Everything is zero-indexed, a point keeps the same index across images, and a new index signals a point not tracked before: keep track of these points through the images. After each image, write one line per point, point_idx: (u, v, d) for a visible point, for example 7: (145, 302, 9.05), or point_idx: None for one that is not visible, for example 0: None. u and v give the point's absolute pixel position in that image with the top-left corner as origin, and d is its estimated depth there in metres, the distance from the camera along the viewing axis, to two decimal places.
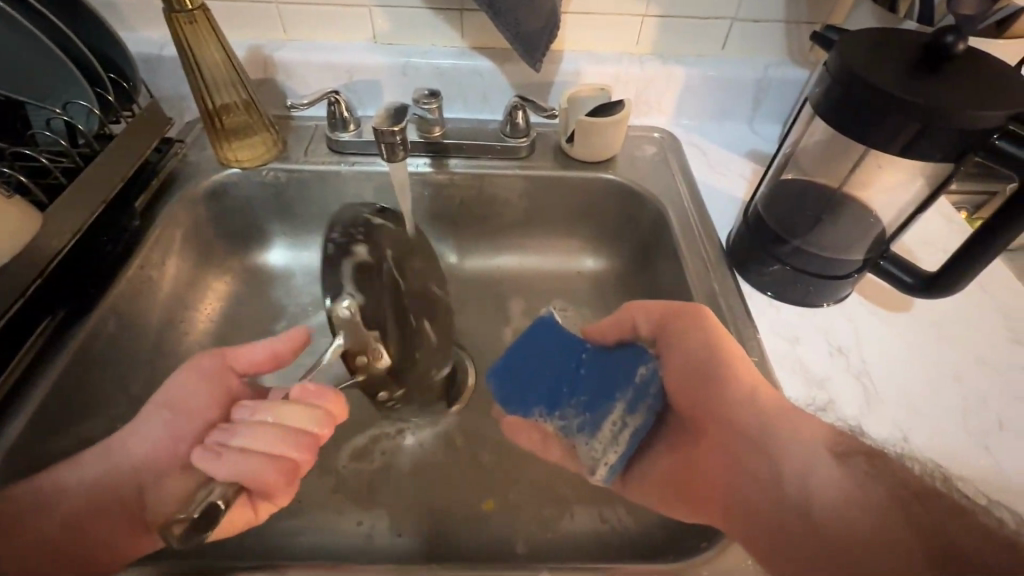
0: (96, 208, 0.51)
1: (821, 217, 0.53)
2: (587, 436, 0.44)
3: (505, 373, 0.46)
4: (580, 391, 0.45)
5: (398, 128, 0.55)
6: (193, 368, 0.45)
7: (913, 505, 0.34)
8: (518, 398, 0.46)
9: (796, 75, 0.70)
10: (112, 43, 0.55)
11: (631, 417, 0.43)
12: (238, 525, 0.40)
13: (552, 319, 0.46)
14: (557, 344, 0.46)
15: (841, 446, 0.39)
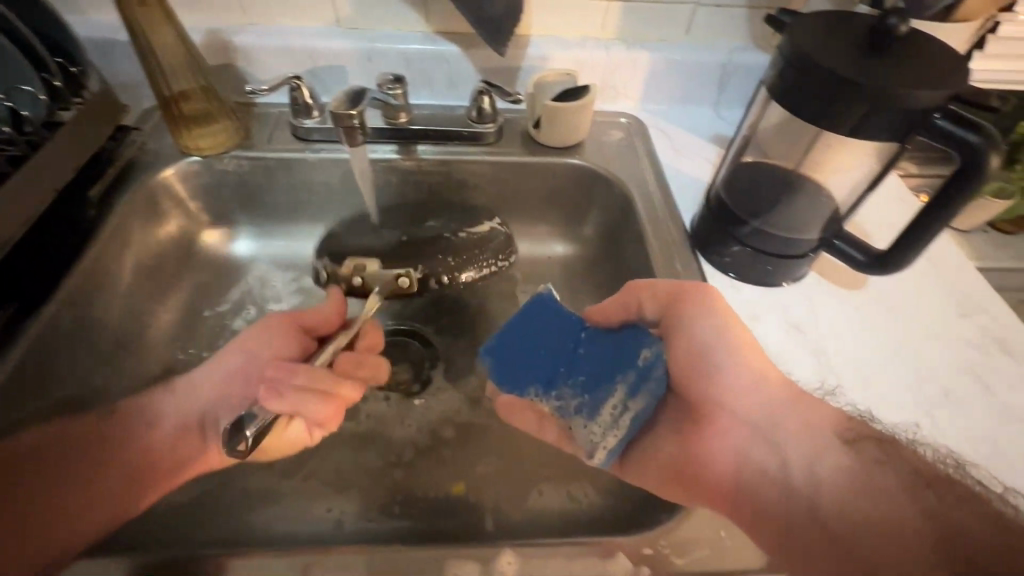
0: (47, 197, 0.49)
1: (781, 198, 0.54)
2: (586, 419, 0.45)
3: (500, 351, 0.47)
4: (578, 373, 0.46)
5: (355, 111, 0.54)
6: (266, 327, 0.54)
7: (929, 500, 0.35)
8: (512, 380, 0.47)
9: (758, 60, 0.71)
10: (57, 25, 0.52)
11: (634, 401, 0.44)
12: (285, 447, 0.49)
13: (550, 297, 0.48)
14: (555, 323, 0.47)
15: (851, 436, 0.40)
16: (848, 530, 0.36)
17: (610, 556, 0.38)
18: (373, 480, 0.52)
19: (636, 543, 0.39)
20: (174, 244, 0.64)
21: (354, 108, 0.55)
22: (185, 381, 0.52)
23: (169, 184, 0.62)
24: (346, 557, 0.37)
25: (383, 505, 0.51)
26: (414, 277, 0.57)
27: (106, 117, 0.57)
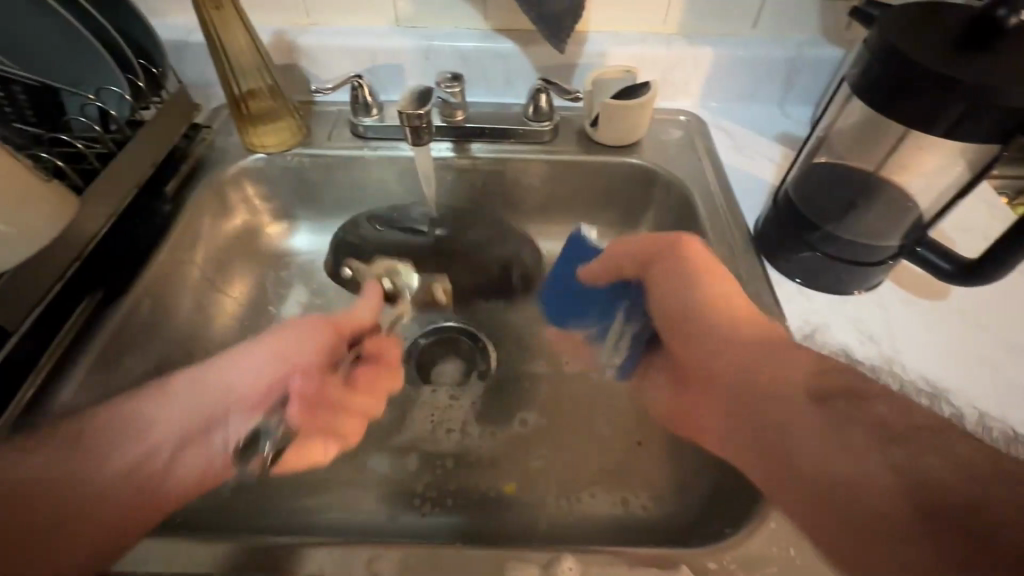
0: (130, 192, 0.52)
1: (856, 202, 0.51)
2: (600, 338, 0.58)
3: (552, 299, 0.61)
4: (595, 304, 0.57)
5: (423, 111, 0.56)
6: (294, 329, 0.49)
7: (892, 446, 0.33)
8: (558, 313, 0.61)
9: (831, 54, 0.68)
10: (142, 27, 0.55)
11: (631, 322, 0.54)
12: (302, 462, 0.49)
13: (580, 233, 0.59)
14: (580, 253, 0.59)
15: (819, 389, 0.37)
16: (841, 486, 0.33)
17: (675, 568, 0.37)
18: (428, 474, 0.53)
19: (701, 557, 0.38)
20: (239, 237, 0.66)
21: (423, 107, 0.57)
22: (173, 413, 0.43)
23: (236, 180, 0.65)
24: (410, 550, 0.38)
25: (438, 501, 0.51)
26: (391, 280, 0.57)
27: (181, 116, 0.59)
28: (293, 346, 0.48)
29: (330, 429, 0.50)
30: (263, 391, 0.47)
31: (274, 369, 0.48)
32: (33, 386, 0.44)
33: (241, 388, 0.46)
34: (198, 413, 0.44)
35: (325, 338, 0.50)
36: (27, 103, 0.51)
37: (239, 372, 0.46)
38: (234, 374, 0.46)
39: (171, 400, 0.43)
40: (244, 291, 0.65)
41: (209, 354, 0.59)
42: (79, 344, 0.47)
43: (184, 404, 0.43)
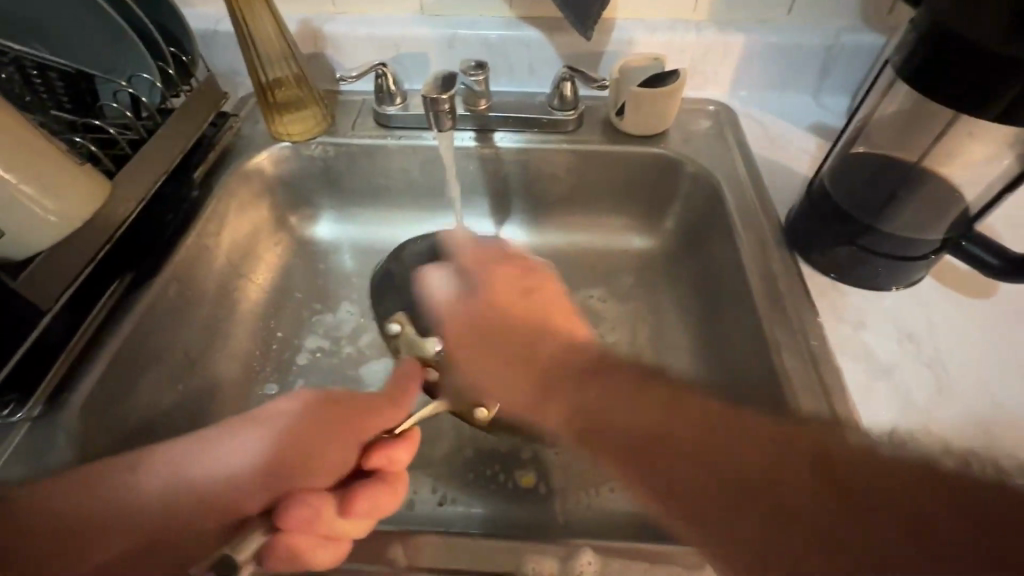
0: (158, 177, 0.53)
1: (897, 193, 0.49)
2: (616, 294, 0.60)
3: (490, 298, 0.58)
4: None
5: (447, 95, 0.56)
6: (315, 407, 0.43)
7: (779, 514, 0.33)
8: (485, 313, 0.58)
9: (870, 40, 0.65)
10: (173, 15, 0.56)
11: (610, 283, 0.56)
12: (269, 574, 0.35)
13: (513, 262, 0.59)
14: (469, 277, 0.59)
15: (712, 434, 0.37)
16: (777, 495, 0.34)
17: (696, 568, 0.36)
18: (446, 463, 0.53)
19: None
20: (264, 225, 0.67)
21: (446, 93, 0.57)
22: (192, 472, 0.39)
23: (262, 169, 0.65)
24: (428, 540, 0.38)
25: (457, 491, 0.51)
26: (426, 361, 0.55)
27: (210, 104, 0.60)
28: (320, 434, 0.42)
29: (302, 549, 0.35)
30: (265, 479, 0.40)
31: (281, 452, 0.41)
32: (65, 363, 0.46)
33: (241, 476, 0.39)
34: (189, 489, 0.38)
35: (354, 442, 0.43)
36: (63, 91, 0.53)
37: (241, 453, 0.40)
38: (234, 451, 0.40)
39: (165, 463, 0.39)
40: (268, 278, 0.66)
41: (234, 340, 0.60)
42: (109, 326, 0.49)
43: (176, 477, 0.39)
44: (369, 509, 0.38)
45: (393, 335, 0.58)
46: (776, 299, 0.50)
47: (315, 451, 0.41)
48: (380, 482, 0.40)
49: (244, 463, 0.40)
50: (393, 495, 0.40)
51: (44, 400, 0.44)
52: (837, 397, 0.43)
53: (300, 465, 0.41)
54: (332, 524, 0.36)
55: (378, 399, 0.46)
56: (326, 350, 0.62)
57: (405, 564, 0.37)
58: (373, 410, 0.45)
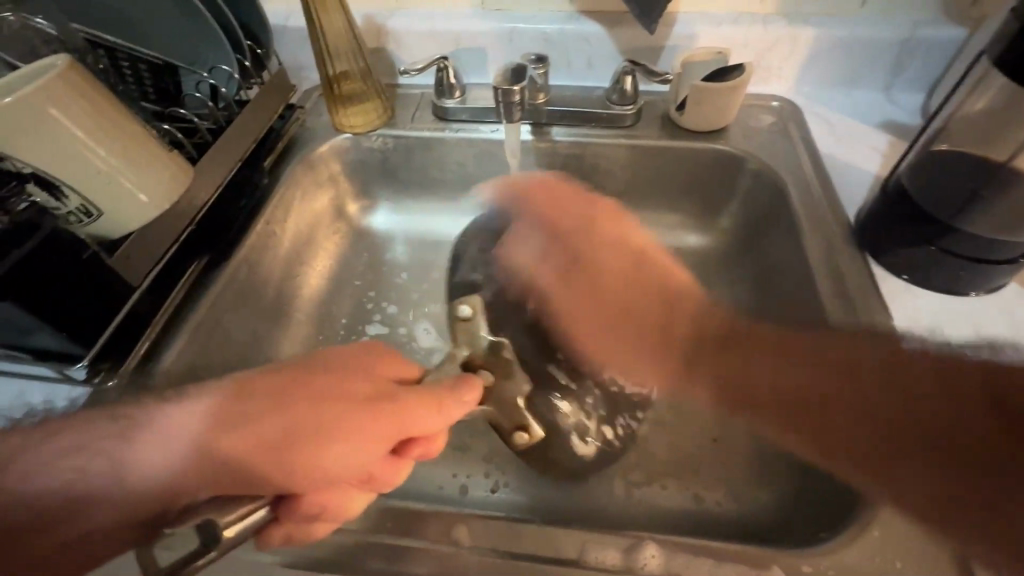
0: (233, 165, 0.56)
1: (981, 193, 0.46)
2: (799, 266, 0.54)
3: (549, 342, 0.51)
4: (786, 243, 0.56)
5: (516, 88, 0.58)
6: (309, 393, 0.37)
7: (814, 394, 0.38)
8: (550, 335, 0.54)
9: (951, 34, 0.61)
10: (255, 14, 0.59)
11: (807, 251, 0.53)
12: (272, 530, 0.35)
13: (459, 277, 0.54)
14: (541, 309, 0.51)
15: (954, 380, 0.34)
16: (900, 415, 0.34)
17: (766, 569, 0.35)
18: (496, 445, 0.53)
19: (793, 558, 0.35)
20: (325, 214, 0.69)
21: (516, 84, 0.59)
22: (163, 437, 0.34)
23: (325, 159, 0.68)
24: (492, 523, 0.39)
25: (508, 477, 0.52)
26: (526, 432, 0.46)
27: (279, 96, 0.63)
28: (318, 417, 0.36)
29: (296, 515, 0.36)
30: (259, 459, 0.34)
31: (282, 425, 0.36)
32: (150, 337, 0.49)
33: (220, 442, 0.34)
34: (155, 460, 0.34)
35: (385, 441, 0.38)
36: (149, 80, 0.56)
37: (212, 423, 0.35)
38: (238, 417, 0.35)
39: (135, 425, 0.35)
40: (328, 265, 0.68)
41: (295, 323, 0.62)
42: (188, 302, 0.51)
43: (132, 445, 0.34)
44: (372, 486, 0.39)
45: (460, 319, 0.49)
46: (845, 300, 0.48)
47: (331, 436, 0.36)
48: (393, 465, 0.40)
49: (234, 440, 0.35)
50: (404, 470, 0.40)
51: (131, 370, 0.47)
52: None
53: (293, 446, 0.35)
54: (327, 501, 0.36)
55: (428, 397, 0.40)
56: (380, 336, 0.64)
57: (469, 544, 0.38)
58: (421, 409, 0.39)
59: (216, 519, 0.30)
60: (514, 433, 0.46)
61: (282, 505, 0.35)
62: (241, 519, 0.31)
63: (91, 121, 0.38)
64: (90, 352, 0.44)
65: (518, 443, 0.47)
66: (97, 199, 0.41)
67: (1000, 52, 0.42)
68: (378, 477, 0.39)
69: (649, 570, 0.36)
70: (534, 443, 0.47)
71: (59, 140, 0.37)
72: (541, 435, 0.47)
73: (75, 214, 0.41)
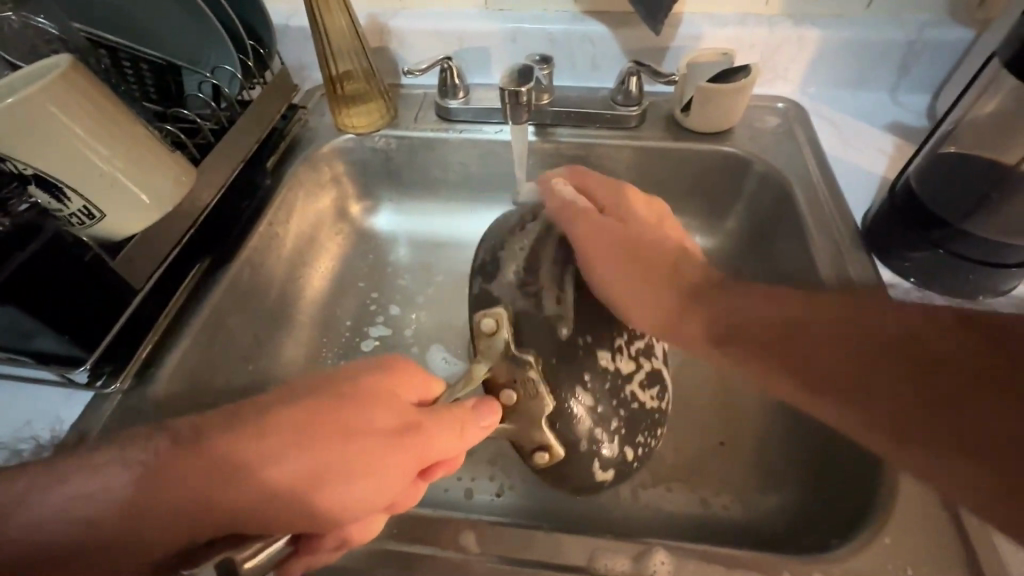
0: (236, 166, 0.55)
1: (992, 195, 0.45)
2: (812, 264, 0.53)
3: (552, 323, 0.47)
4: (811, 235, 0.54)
5: (524, 88, 0.57)
6: (322, 421, 0.35)
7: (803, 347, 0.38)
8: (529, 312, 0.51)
9: (958, 35, 0.61)
10: (259, 14, 0.58)
11: (816, 248, 0.53)
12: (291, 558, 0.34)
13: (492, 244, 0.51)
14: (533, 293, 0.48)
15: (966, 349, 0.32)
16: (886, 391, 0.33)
17: None
18: (500, 448, 0.53)
19: (804, 565, 0.35)
20: (327, 215, 0.69)
21: (524, 85, 0.58)
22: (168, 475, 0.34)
23: (327, 159, 0.67)
24: (500, 528, 0.39)
25: (513, 481, 0.51)
26: (552, 452, 0.43)
27: (281, 96, 0.62)
28: (339, 452, 0.35)
29: (316, 542, 0.35)
30: (282, 496, 0.34)
31: (307, 463, 0.35)
32: (152, 340, 0.48)
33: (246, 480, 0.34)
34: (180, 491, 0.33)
35: (407, 473, 0.37)
36: (150, 80, 0.56)
37: (235, 460, 0.34)
38: (261, 456, 0.34)
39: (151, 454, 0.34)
40: (330, 266, 0.68)
41: (298, 325, 0.62)
42: (192, 304, 0.51)
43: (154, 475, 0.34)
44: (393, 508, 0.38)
45: (482, 333, 0.42)
46: None
47: (353, 470, 0.35)
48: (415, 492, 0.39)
49: (263, 477, 0.34)
50: (419, 493, 0.40)
51: (134, 375, 0.46)
52: None
53: (313, 483, 0.34)
54: (352, 531, 0.36)
55: (452, 427, 0.38)
56: (383, 338, 0.64)
57: (477, 550, 0.37)
58: (445, 436, 0.37)
59: (232, 556, 0.29)
60: (534, 452, 0.43)
61: (303, 538, 0.35)
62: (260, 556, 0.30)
63: (94, 122, 0.38)
64: (93, 356, 0.43)
65: (537, 462, 0.44)
66: (99, 201, 0.40)
67: (1011, 54, 0.41)
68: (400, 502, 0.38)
69: None
70: (553, 465, 0.44)
71: (62, 140, 0.37)
72: (563, 455, 0.43)
73: (76, 216, 0.40)
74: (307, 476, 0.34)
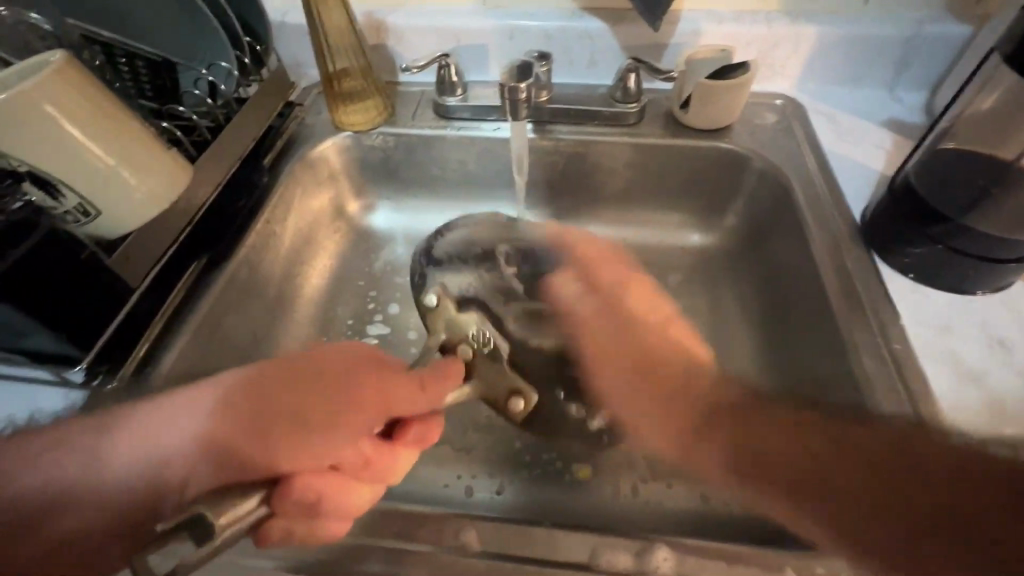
0: (233, 163, 0.55)
1: (992, 190, 0.45)
2: (812, 261, 0.53)
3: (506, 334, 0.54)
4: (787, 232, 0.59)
5: (524, 84, 0.57)
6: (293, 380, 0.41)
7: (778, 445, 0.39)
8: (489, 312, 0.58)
9: (955, 31, 0.61)
10: (256, 11, 0.58)
11: (816, 246, 0.53)
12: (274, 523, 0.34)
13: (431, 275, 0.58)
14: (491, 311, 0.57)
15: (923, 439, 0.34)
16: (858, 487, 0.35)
17: (778, 572, 0.35)
18: (500, 447, 0.53)
19: (807, 560, 0.35)
20: (325, 213, 0.68)
21: (523, 81, 0.57)
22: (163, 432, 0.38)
23: (325, 157, 0.67)
24: (500, 525, 0.38)
25: (513, 480, 0.51)
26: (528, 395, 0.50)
27: (278, 94, 0.62)
28: (313, 404, 0.40)
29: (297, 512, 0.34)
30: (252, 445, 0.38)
31: (277, 408, 0.40)
32: (149, 337, 0.48)
33: (239, 441, 0.38)
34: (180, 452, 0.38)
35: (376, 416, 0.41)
36: (145, 76, 0.55)
37: (232, 422, 0.39)
38: (234, 407, 0.39)
39: (143, 420, 0.38)
40: (327, 265, 0.67)
41: (296, 324, 0.62)
42: (188, 302, 0.51)
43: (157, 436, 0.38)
44: (368, 479, 0.39)
45: (431, 308, 0.51)
46: (854, 299, 0.48)
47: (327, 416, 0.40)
48: (396, 460, 0.41)
49: (236, 425, 0.39)
50: (402, 456, 0.42)
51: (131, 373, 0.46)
52: (922, 403, 0.42)
53: (283, 424, 0.39)
54: (334, 500, 0.36)
55: (412, 380, 0.42)
56: (382, 337, 0.63)
57: (478, 548, 0.37)
58: (407, 387, 0.42)
59: (212, 515, 0.28)
60: (510, 400, 0.50)
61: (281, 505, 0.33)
62: (231, 526, 0.29)
63: (89, 117, 0.38)
64: (88, 354, 0.43)
65: (515, 410, 0.50)
66: (95, 198, 0.40)
67: (1010, 49, 0.42)
68: (375, 465, 0.40)
69: (660, 573, 0.36)
70: (529, 409, 0.50)
71: (53, 139, 0.36)
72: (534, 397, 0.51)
73: (72, 214, 0.40)
74: (280, 424, 0.39)
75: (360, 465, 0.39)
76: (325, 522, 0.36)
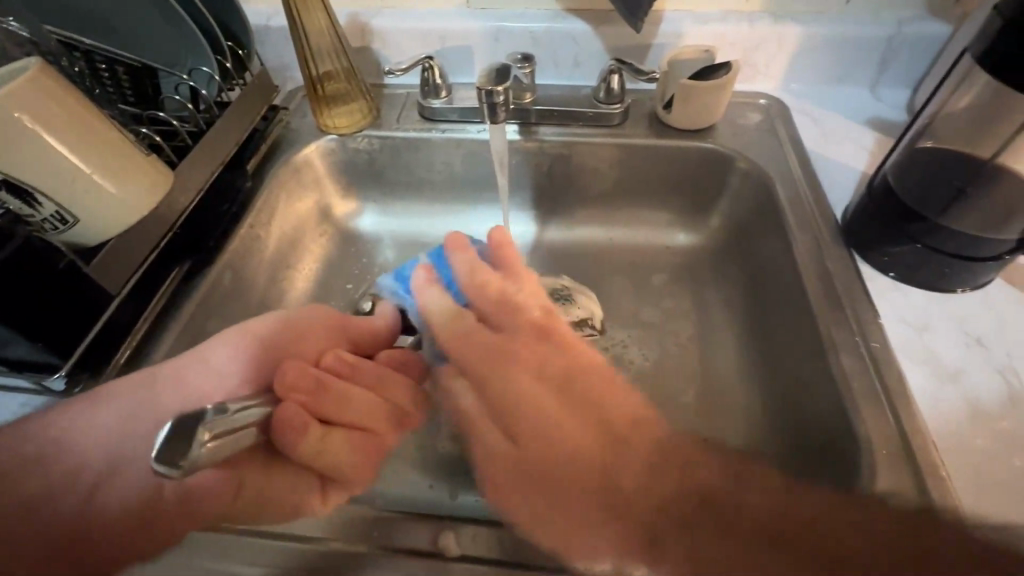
0: (215, 169, 0.55)
1: (966, 189, 0.46)
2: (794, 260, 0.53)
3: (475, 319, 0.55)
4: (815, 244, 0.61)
5: (502, 88, 0.57)
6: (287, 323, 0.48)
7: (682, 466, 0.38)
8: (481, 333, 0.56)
9: (935, 30, 0.61)
10: (236, 15, 0.58)
11: (799, 245, 0.53)
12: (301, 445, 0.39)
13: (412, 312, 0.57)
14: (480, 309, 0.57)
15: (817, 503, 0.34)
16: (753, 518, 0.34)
17: None
18: None
19: None
20: (311, 216, 0.68)
21: (501, 84, 0.57)
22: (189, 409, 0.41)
23: (310, 160, 0.67)
24: (479, 529, 0.39)
25: None
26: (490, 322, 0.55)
27: (263, 96, 0.62)
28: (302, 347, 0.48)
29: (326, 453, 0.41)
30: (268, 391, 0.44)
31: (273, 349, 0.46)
32: (131, 344, 0.48)
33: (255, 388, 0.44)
34: None
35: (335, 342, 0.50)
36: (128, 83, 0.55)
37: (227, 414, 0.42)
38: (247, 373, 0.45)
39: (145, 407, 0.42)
40: (313, 268, 0.67)
41: None
42: (169, 310, 0.51)
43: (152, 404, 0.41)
44: (359, 382, 0.46)
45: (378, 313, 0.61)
46: (834, 299, 0.49)
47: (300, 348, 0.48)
48: (382, 373, 0.48)
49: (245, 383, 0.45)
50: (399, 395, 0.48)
51: (113, 380, 0.46)
52: (901, 402, 0.42)
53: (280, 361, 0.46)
54: (333, 390, 0.43)
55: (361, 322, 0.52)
56: None
57: (458, 553, 0.37)
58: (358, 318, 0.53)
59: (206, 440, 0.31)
60: None
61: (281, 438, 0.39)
62: (224, 434, 0.32)
63: (67, 126, 0.37)
64: (68, 362, 0.43)
65: None
66: (74, 206, 0.39)
67: (984, 50, 0.42)
68: (362, 371, 0.47)
69: None
70: None
71: (31, 147, 0.36)
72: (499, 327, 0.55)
73: (49, 222, 0.39)
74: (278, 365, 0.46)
75: (352, 370, 0.47)
76: (341, 432, 0.42)
